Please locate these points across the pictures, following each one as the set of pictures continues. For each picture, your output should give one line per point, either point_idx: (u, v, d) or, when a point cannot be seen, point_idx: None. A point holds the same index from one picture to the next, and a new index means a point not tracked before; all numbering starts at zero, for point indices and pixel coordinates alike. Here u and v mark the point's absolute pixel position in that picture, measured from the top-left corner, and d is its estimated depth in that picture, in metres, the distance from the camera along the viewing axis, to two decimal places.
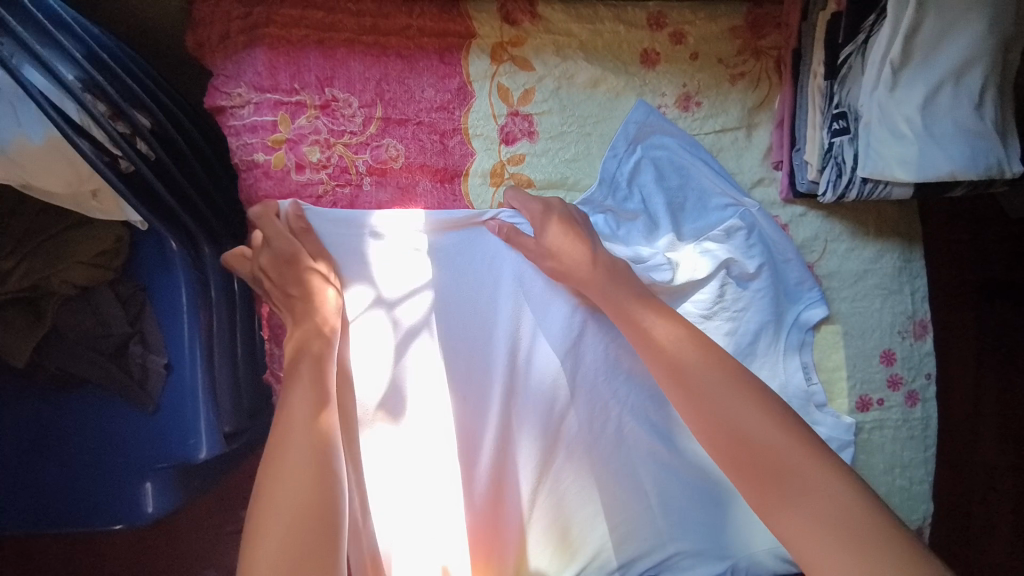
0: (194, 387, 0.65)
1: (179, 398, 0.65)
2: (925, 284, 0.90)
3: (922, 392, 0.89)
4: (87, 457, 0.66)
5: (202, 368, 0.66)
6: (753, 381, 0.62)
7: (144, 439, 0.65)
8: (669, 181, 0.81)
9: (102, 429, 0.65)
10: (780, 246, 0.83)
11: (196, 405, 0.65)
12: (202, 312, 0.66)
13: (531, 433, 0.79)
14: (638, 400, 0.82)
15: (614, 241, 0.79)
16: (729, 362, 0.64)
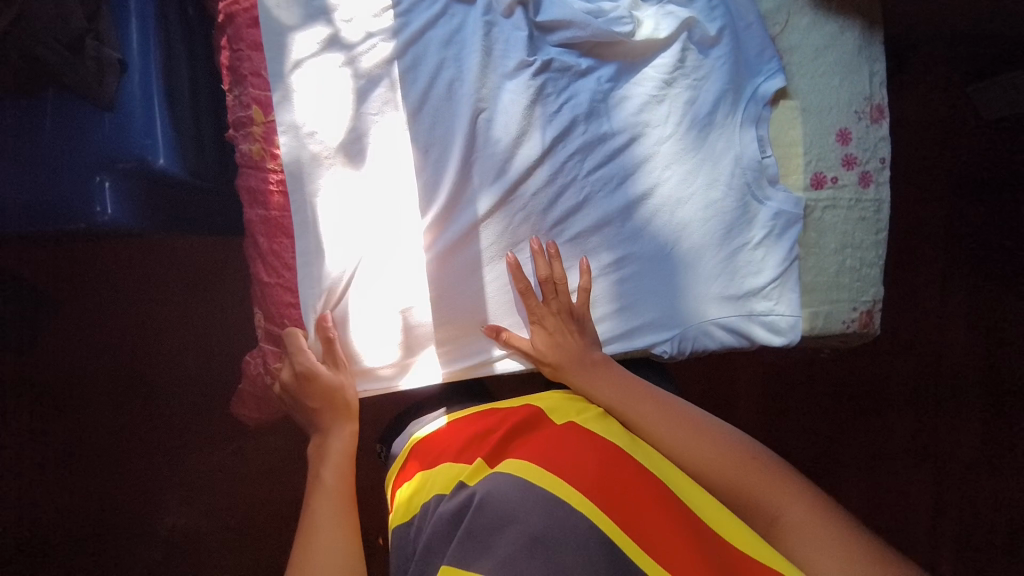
0: (150, 93, 0.69)
1: (134, 101, 0.68)
2: (884, 70, 0.91)
3: (875, 175, 0.92)
4: (47, 155, 0.67)
5: (157, 77, 0.70)
6: (678, 411, 0.72)
7: (98, 140, 0.68)
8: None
9: (62, 127, 0.68)
10: (742, 13, 0.84)
11: (153, 112, 0.68)
12: (155, 23, 0.71)
13: (494, 190, 0.80)
14: (592, 161, 0.83)
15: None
16: (677, 408, 0.73)
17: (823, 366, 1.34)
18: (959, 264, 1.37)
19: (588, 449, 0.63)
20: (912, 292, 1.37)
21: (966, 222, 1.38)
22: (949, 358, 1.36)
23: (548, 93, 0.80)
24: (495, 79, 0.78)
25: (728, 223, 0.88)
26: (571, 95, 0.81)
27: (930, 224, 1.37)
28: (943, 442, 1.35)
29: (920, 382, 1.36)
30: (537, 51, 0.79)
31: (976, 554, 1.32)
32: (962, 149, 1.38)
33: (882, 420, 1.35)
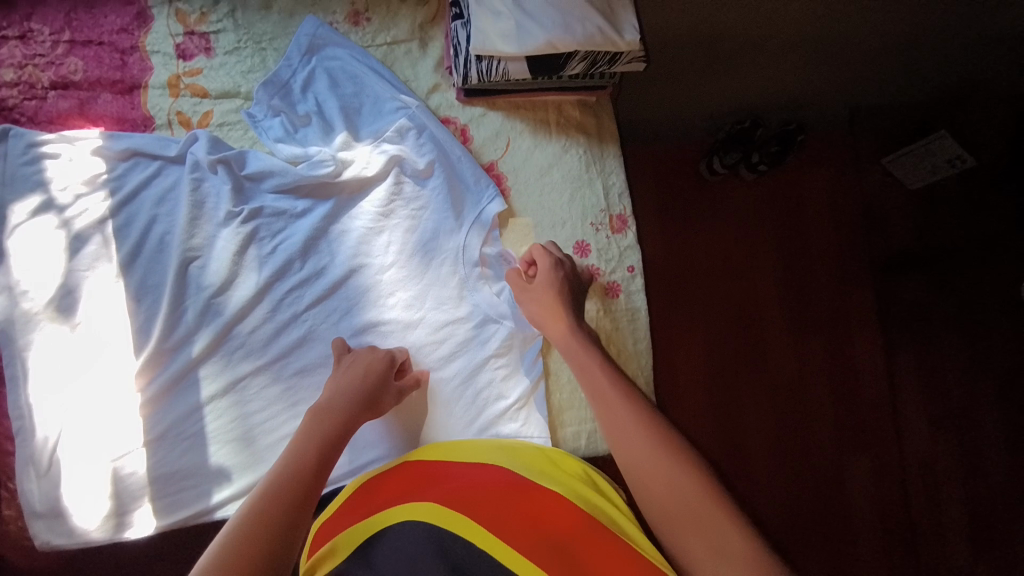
0: None
1: None
2: (622, 180, 0.92)
3: (625, 284, 0.91)
4: None
5: None
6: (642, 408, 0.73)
7: None
8: (344, 88, 0.86)
9: None
10: (451, 145, 0.86)
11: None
12: None
13: (210, 331, 0.81)
14: (313, 293, 0.85)
15: (284, 140, 0.85)
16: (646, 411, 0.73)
17: (764, 477, 1.35)
18: (906, 351, 1.45)
19: (486, 484, 0.71)
20: (855, 391, 1.43)
21: (902, 305, 1.47)
22: (913, 455, 1.41)
23: (262, 236, 0.84)
24: (211, 227, 0.83)
25: (463, 345, 0.86)
26: (286, 234, 0.85)
27: (858, 318, 1.46)
28: (922, 548, 1.36)
29: (879, 484, 1.39)
30: (248, 199, 0.84)
31: None
32: (865, 227, 1.50)
33: (844, 527, 1.36)
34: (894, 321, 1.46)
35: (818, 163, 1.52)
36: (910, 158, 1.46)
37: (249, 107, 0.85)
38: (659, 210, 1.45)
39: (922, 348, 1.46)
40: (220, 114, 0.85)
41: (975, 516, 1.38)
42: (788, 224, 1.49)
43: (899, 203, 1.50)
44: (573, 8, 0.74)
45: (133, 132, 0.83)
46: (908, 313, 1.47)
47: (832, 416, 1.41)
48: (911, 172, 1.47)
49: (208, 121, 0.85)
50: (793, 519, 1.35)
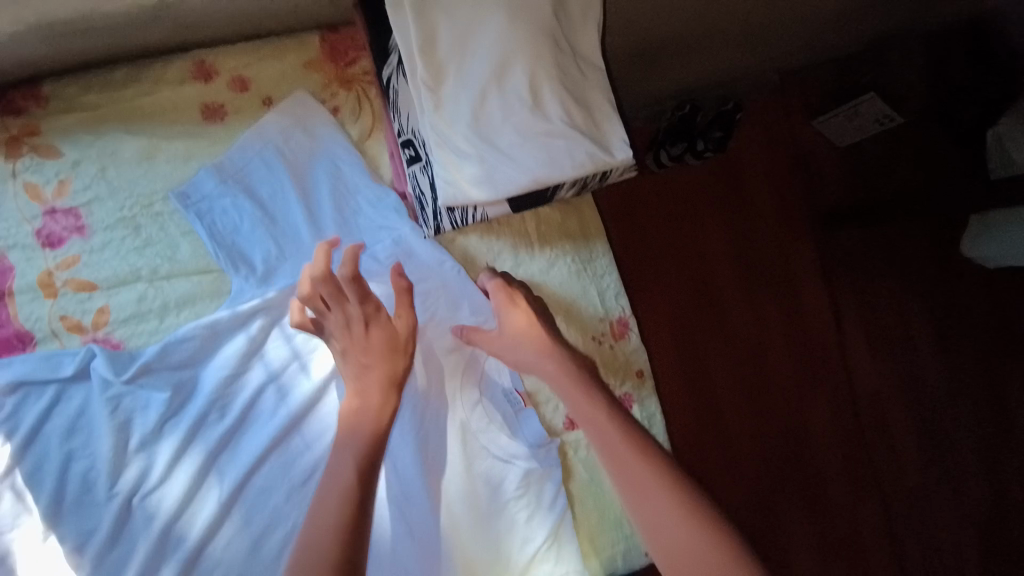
0: None
1: None
2: (616, 279, 0.84)
3: (636, 393, 0.85)
4: None
5: None
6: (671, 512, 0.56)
7: None
8: (296, 224, 0.71)
9: None
10: (429, 272, 0.76)
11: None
12: None
13: (172, 566, 0.68)
14: (285, 482, 0.72)
15: (217, 310, 0.69)
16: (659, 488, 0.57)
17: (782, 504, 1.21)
18: (901, 326, 1.28)
19: None
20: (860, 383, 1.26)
21: (898, 279, 1.28)
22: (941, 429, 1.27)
23: (212, 441, 0.69)
24: (141, 449, 0.67)
25: (474, 493, 0.78)
26: (245, 423, 0.71)
27: (852, 307, 1.27)
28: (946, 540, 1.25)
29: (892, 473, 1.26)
30: (191, 401, 0.69)
31: None
32: (843, 193, 1.28)
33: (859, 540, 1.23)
34: (899, 289, 1.26)
35: (758, 131, 1.27)
36: (838, 120, 1.27)
37: (159, 296, 0.67)
38: (643, 237, 1.20)
39: (915, 320, 1.28)
40: (120, 308, 0.66)
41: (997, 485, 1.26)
42: (778, 224, 1.26)
43: (861, 171, 1.28)
44: (555, 135, 0.60)
45: (11, 355, 0.64)
46: (897, 285, 1.28)
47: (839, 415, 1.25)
48: (842, 131, 1.27)
49: (105, 320, 0.66)
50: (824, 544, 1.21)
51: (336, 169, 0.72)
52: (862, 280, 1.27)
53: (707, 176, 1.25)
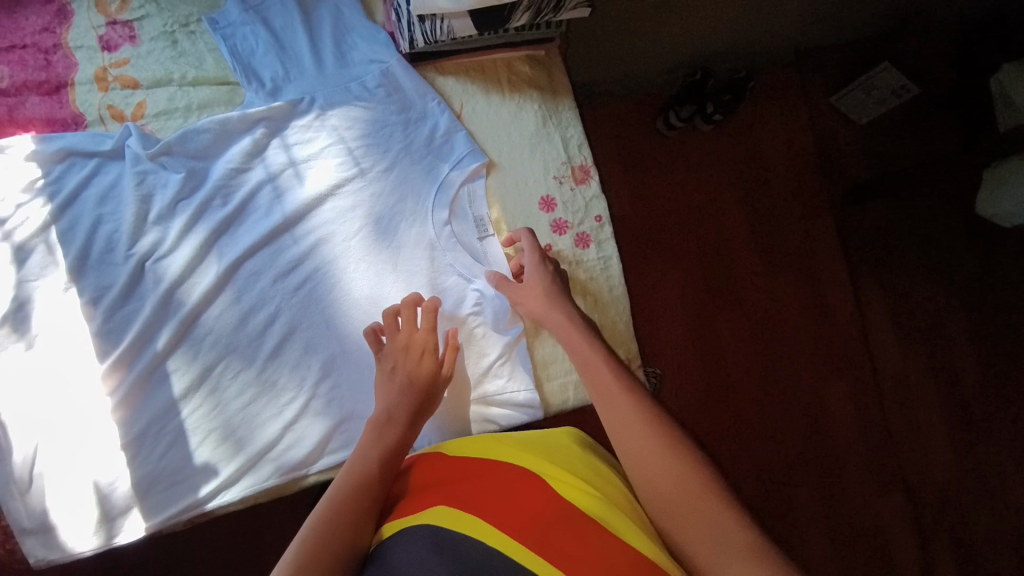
0: None
1: None
2: (580, 132, 0.93)
3: (594, 234, 0.91)
4: None
5: None
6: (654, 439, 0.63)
7: None
8: (300, 51, 0.85)
9: None
10: (412, 104, 0.87)
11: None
12: None
13: (170, 327, 0.80)
14: (273, 270, 0.83)
15: (229, 112, 0.83)
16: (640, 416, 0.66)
17: (810, 404, 1.45)
18: (864, 266, 1.52)
19: (529, 492, 0.65)
20: (823, 309, 1.50)
21: (866, 226, 1.54)
22: (901, 355, 1.49)
23: (217, 224, 0.82)
24: (155, 222, 0.80)
25: (437, 306, 0.86)
26: (244, 215, 0.83)
27: (822, 244, 1.53)
28: (904, 453, 1.45)
29: (858, 396, 1.47)
30: (200, 187, 0.82)
31: (988, 547, 1.41)
32: (819, 153, 1.57)
33: (833, 450, 1.44)
34: (858, 244, 1.53)
35: (770, 107, 1.56)
36: (855, 93, 1.54)
37: (184, 98, 0.82)
38: (652, 196, 1.52)
39: (880, 259, 1.53)
40: (153, 103, 0.81)
41: (954, 420, 1.46)
42: (754, 182, 1.54)
43: (853, 138, 1.58)
44: None
45: (66, 132, 0.80)
46: (862, 234, 1.53)
47: (807, 346, 1.48)
48: (859, 107, 1.55)
49: (142, 113, 0.81)
50: (788, 453, 1.42)
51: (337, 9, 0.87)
52: (836, 223, 1.53)
53: (721, 137, 1.55)
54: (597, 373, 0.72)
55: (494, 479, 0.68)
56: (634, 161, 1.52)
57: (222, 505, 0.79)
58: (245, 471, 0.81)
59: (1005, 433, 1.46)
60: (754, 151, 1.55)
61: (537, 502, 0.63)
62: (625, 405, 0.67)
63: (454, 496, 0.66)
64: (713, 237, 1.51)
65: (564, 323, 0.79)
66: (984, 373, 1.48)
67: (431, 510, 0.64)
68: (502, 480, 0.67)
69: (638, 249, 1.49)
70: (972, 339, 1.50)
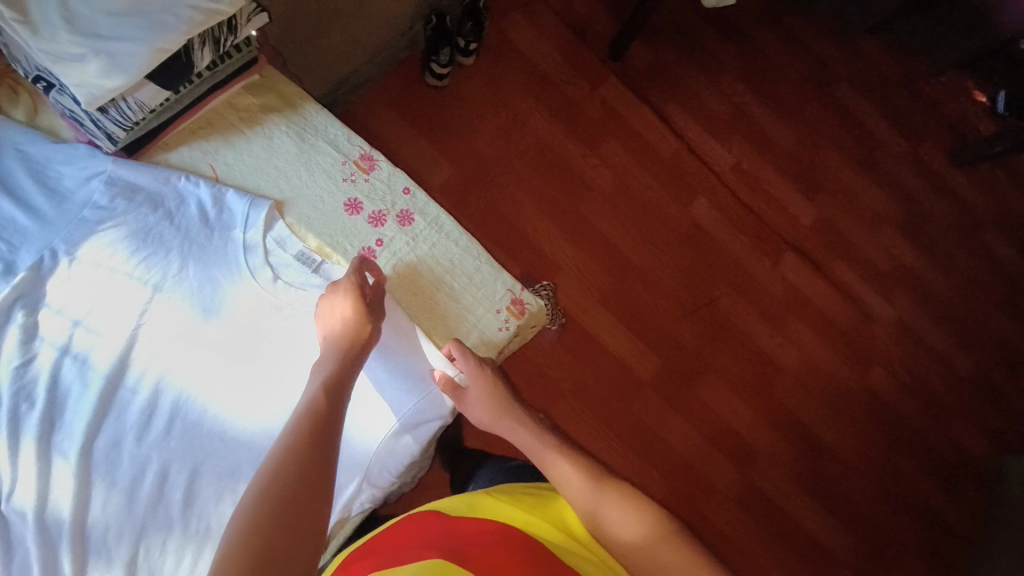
0: None
1: None
2: (341, 127, 0.92)
3: (412, 207, 0.92)
4: None
5: None
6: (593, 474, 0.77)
7: None
8: (7, 214, 0.75)
9: None
10: (161, 192, 0.81)
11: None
12: None
13: (63, 550, 0.71)
14: (132, 428, 0.76)
15: None
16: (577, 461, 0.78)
17: (688, 229, 1.60)
18: (661, 97, 1.67)
19: (519, 544, 0.67)
20: (653, 150, 1.63)
21: (641, 66, 1.67)
22: (728, 149, 1.66)
23: (44, 422, 0.73)
24: None
25: None
26: (61, 399, 0.75)
27: (621, 100, 1.64)
28: (774, 220, 1.64)
29: (718, 200, 1.63)
30: None
31: (867, 249, 1.66)
32: (570, 28, 1.66)
33: (724, 251, 1.60)
34: (644, 83, 1.67)
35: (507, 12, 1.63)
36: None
37: None
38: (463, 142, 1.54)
39: (668, 85, 1.67)
40: None
41: (793, 176, 1.68)
42: (537, 83, 1.61)
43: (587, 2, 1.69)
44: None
45: None
46: (643, 73, 1.67)
47: (660, 188, 1.61)
48: None
49: None
50: (697, 279, 1.57)
51: (20, 151, 0.77)
52: (619, 78, 1.65)
53: (486, 61, 1.60)
54: (558, 466, 0.78)
55: (485, 533, 0.68)
56: (428, 124, 1.53)
57: None
58: None
59: (829, 159, 1.70)
60: (520, 56, 1.62)
61: (528, 554, 0.66)
62: (587, 484, 0.75)
63: (450, 551, 0.65)
64: (535, 147, 1.57)
65: (516, 429, 0.85)
66: (788, 124, 1.70)
67: (427, 563, 0.62)
68: (491, 534, 0.68)
69: (481, 196, 1.52)
70: (767, 104, 1.70)
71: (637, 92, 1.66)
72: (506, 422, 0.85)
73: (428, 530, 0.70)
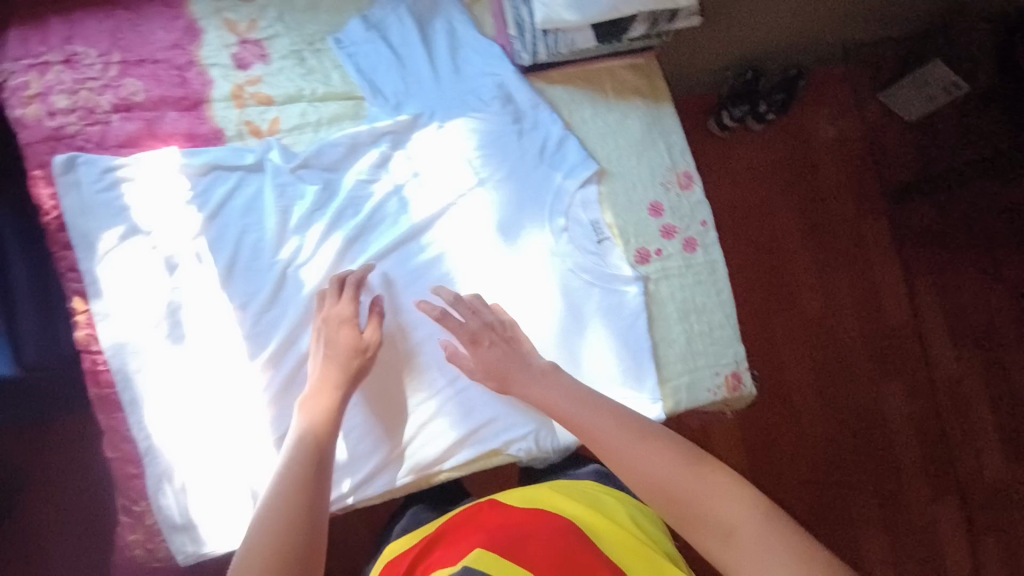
0: None
1: None
2: (682, 139, 0.95)
3: (700, 238, 0.94)
4: None
5: None
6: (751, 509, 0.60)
7: None
8: (419, 67, 0.88)
9: None
10: (529, 113, 0.90)
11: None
12: None
13: (312, 331, 0.83)
14: (404, 274, 0.87)
15: (358, 126, 0.87)
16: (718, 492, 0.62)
17: (873, 408, 1.42)
18: (919, 267, 1.52)
19: (563, 543, 0.62)
20: (880, 312, 1.49)
21: (914, 229, 1.54)
22: (953, 359, 1.48)
23: (356, 231, 0.86)
24: (294, 232, 0.84)
25: (564, 312, 0.89)
26: (371, 222, 0.86)
27: (879, 250, 1.52)
28: (959, 457, 1.41)
29: (916, 400, 1.44)
30: (333, 198, 0.86)
31: None
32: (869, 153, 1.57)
33: (893, 453, 1.40)
34: (911, 245, 1.54)
35: (818, 108, 1.58)
36: (905, 92, 1.52)
37: (316, 113, 0.86)
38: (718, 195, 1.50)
39: (933, 262, 1.53)
40: (287, 120, 0.85)
41: (1005, 428, 1.44)
42: (808, 185, 1.54)
43: (899, 140, 1.58)
44: None
45: (208, 147, 0.83)
46: (914, 236, 1.54)
47: (868, 351, 1.46)
48: (909, 105, 1.54)
49: (277, 128, 0.85)
50: (854, 462, 1.38)
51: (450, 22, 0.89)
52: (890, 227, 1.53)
53: (774, 137, 1.56)
54: (690, 496, 0.62)
55: (539, 526, 0.64)
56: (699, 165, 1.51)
57: (366, 497, 0.83)
58: (384, 468, 0.84)
59: None
60: (808, 153, 1.56)
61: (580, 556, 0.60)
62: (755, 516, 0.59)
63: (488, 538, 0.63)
64: (774, 241, 1.50)
65: (642, 462, 0.65)
66: None
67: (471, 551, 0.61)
68: (535, 526, 0.65)
69: None
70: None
71: (898, 248, 1.53)
72: (617, 447, 0.67)
73: (483, 513, 0.69)
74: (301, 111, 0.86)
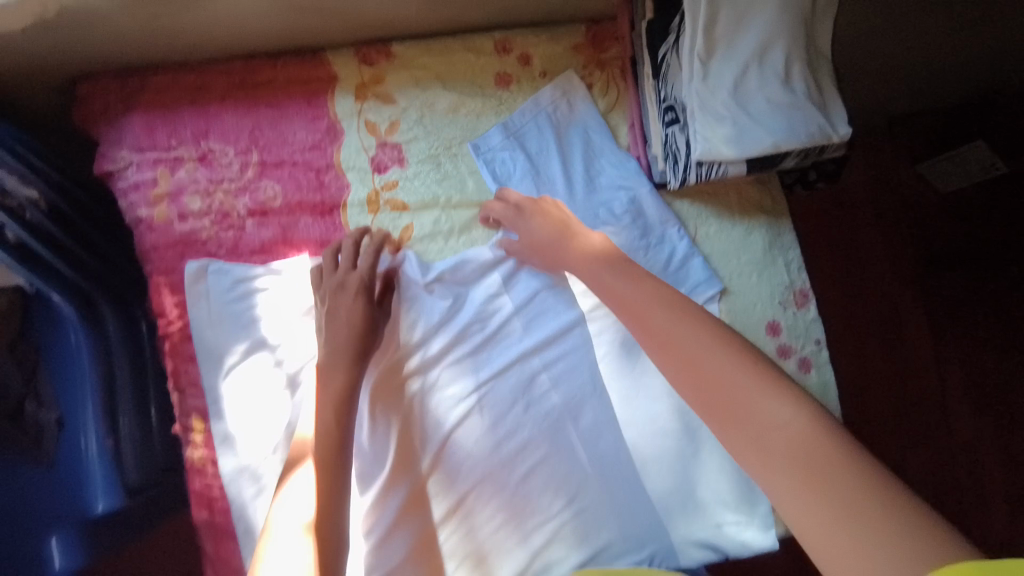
0: (92, 451, 0.84)
1: (67, 460, 0.84)
2: (801, 256, 0.94)
3: (815, 358, 0.92)
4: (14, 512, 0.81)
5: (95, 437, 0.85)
6: None
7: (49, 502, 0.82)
8: (555, 177, 0.86)
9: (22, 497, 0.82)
10: (657, 225, 0.88)
11: (94, 468, 0.84)
12: (87, 383, 0.85)
13: (432, 450, 0.81)
14: (522, 395, 0.83)
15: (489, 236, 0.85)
16: None
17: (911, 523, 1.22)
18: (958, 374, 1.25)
19: None
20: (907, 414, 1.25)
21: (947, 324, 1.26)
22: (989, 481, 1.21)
23: (478, 347, 0.84)
24: (422, 347, 0.83)
25: (681, 437, 0.85)
26: (491, 337, 0.84)
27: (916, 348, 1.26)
28: None
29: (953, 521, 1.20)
30: (461, 312, 0.83)
31: None
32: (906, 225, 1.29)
33: None
34: (951, 347, 1.26)
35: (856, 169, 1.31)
36: (943, 163, 1.27)
37: (449, 222, 0.84)
38: None
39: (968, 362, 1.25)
40: (419, 227, 0.84)
41: None
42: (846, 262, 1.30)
43: (935, 217, 1.29)
44: (797, 105, 0.72)
45: None
46: (958, 329, 1.26)
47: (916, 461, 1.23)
48: (947, 175, 1.27)
49: (409, 236, 0.83)
50: None
51: (584, 130, 0.88)
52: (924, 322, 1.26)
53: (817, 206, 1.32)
54: None
55: None
56: None
57: None
58: None
59: None
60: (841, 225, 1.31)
61: None
62: None
63: None
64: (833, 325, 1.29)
65: None
66: None
67: None
68: None
69: None
70: None
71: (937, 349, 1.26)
72: None
73: None
74: (435, 218, 0.84)
